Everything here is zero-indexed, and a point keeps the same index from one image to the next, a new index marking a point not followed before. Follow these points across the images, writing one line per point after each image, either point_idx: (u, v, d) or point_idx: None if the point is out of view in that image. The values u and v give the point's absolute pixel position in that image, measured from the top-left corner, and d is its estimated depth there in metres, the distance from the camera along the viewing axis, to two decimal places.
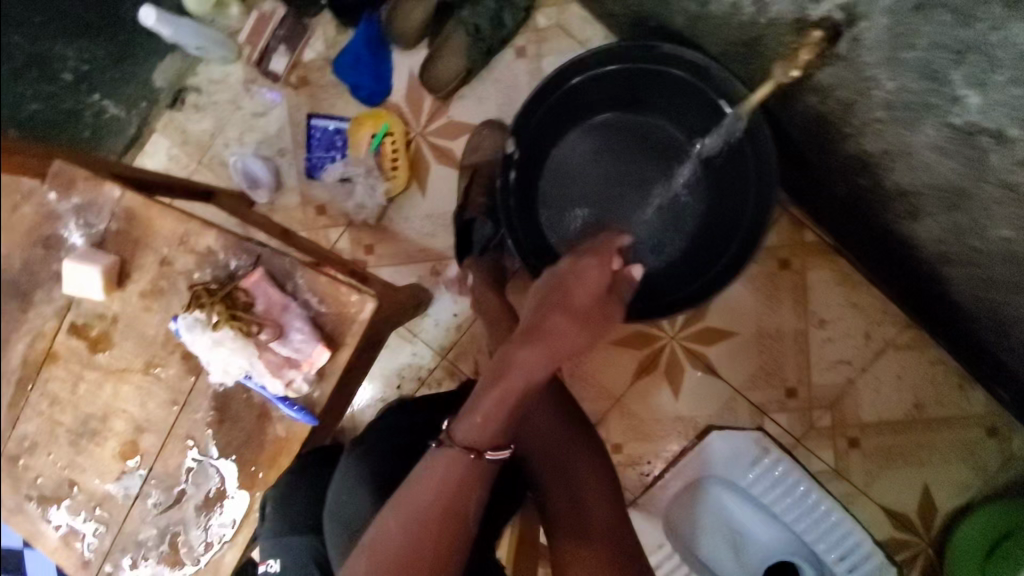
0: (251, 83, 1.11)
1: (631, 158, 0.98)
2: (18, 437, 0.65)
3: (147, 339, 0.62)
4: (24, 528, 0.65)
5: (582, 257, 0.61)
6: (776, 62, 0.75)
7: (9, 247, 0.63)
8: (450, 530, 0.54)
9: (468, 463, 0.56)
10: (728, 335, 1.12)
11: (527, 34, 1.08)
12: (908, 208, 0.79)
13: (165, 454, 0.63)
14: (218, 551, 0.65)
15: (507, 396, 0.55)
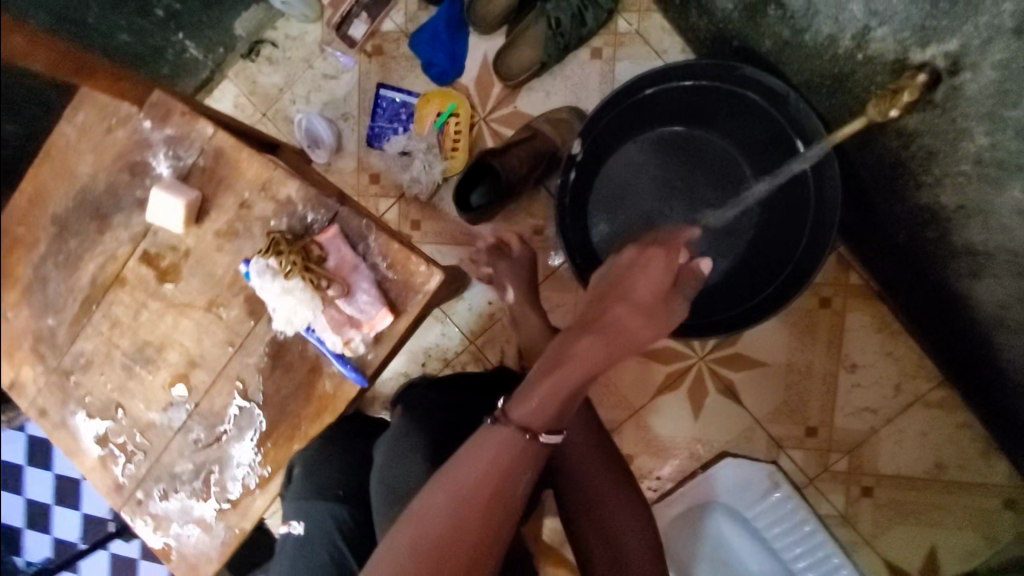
0: (326, 44, 1.11)
1: (689, 174, 0.97)
2: (73, 354, 0.67)
3: (214, 278, 0.64)
4: (65, 442, 0.67)
5: (648, 250, 0.64)
6: (865, 100, 0.74)
7: (97, 168, 0.65)
8: (500, 510, 0.54)
9: (525, 444, 0.56)
10: (757, 365, 1.10)
11: (606, 37, 1.06)
12: (971, 267, 0.78)
13: (213, 392, 0.65)
14: (249, 496, 0.66)
15: (566, 381, 0.56)
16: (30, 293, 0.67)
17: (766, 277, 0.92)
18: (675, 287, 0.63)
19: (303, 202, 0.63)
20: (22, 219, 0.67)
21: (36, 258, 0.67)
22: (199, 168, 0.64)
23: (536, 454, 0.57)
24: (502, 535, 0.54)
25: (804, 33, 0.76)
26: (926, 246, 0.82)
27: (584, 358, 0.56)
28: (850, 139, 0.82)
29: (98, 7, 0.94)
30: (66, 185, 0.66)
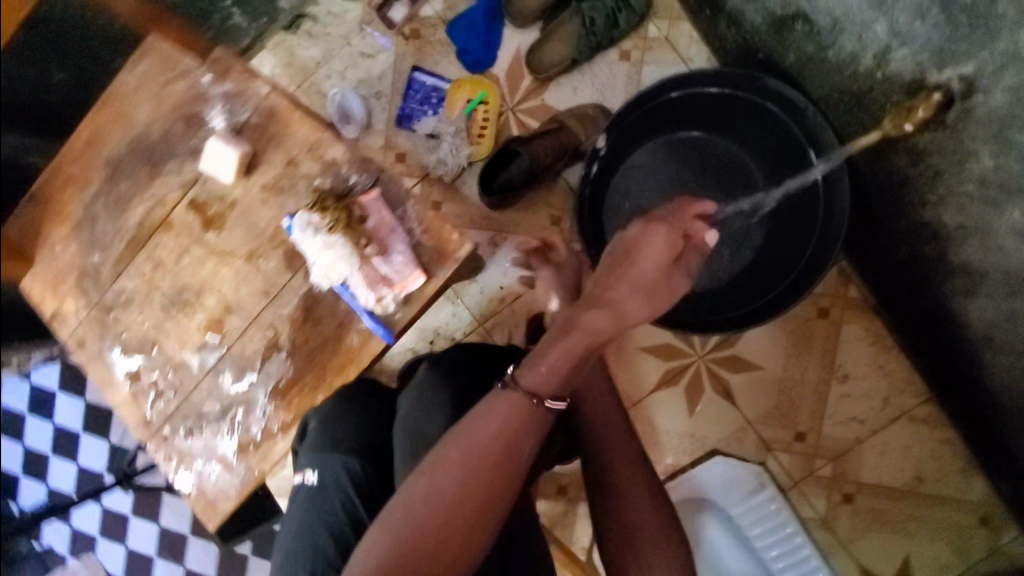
0: (364, 24, 1.15)
1: (703, 179, 1.01)
2: (116, 291, 0.73)
3: (256, 230, 0.70)
4: (101, 372, 0.73)
5: (651, 227, 0.67)
6: (882, 117, 0.79)
7: (153, 119, 0.72)
8: (506, 472, 0.56)
9: (529, 411, 0.58)
10: (753, 368, 1.14)
11: (636, 40, 1.10)
12: (964, 286, 0.83)
13: (245, 337, 0.71)
14: (270, 440, 0.72)
15: (576, 348, 0.60)
16: (81, 230, 0.73)
17: (770, 282, 0.96)
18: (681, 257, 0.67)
19: (347, 166, 0.69)
20: (79, 161, 0.73)
21: (87, 198, 0.73)
22: (249, 127, 0.70)
23: (534, 423, 0.59)
24: (501, 505, 0.56)
25: (827, 49, 0.80)
26: (924, 262, 0.86)
27: (591, 327, 0.61)
28: (864, 151, 0.86)
29: None
30: (123, 131, 0.72)
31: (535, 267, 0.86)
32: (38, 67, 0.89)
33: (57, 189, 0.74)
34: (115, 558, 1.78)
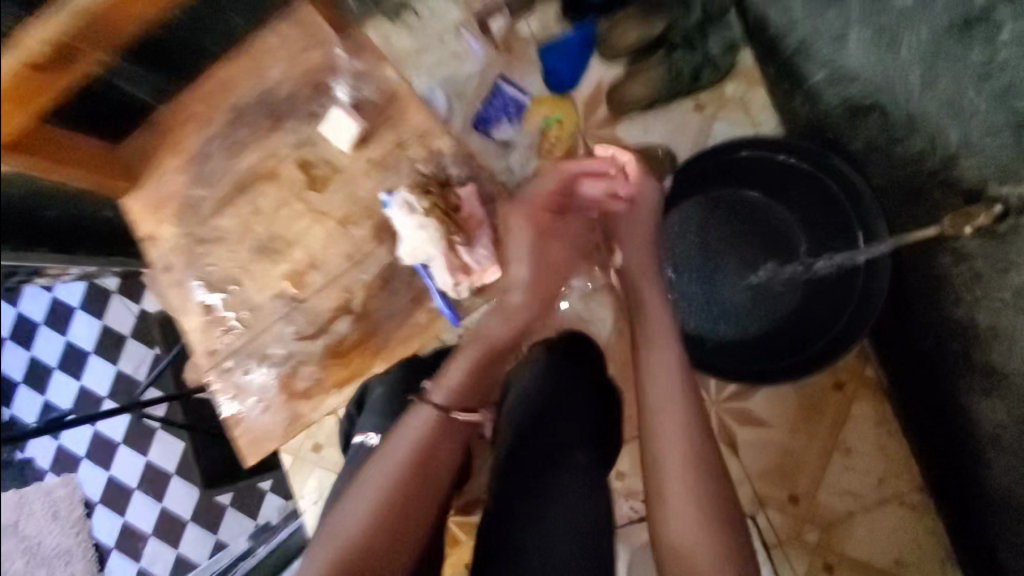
0: (461, 27, 1.21)
1: (749, 242, 1.07)
2: (211, 226, 0.79)
3: (356, 198, 0.77)
4: (179, 298, 0.78)
5: (508, 208, 0.80)
6: (935, 212, 0.82)
7: (285, 80, 0.78)
8: (418, 473, 0.67)
9: (438, 422, 0.70)
10: (763, 426, 1.17)
11: (712, 96, 1.16)
12: (983, 386, 0.86)
13: (321, 294, 0.78)
14: (323, 394, 0.80)
15: (475, 357, 0.75)
16: (191, 164, 0.79)
17: (798, 348, 1.01)
18: (636, 207, 0.85)
19: (449, 157, 0.78)
20: (205, 100, 0.79)
21: (204, 136, 0.78)
22: (371, 105, 0.78)
23: (447, 433, 0.70)
24: (427, 492, 0.68)
25: (898, 143, 0.85)
26: (951, 356, 0.91)
27: (492, 335, 0.76)
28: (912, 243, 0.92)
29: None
30: (252, 82, 0.78)
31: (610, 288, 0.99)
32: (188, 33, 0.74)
33: (175, 121, 0.79)
34: (96, 482, 1.86)
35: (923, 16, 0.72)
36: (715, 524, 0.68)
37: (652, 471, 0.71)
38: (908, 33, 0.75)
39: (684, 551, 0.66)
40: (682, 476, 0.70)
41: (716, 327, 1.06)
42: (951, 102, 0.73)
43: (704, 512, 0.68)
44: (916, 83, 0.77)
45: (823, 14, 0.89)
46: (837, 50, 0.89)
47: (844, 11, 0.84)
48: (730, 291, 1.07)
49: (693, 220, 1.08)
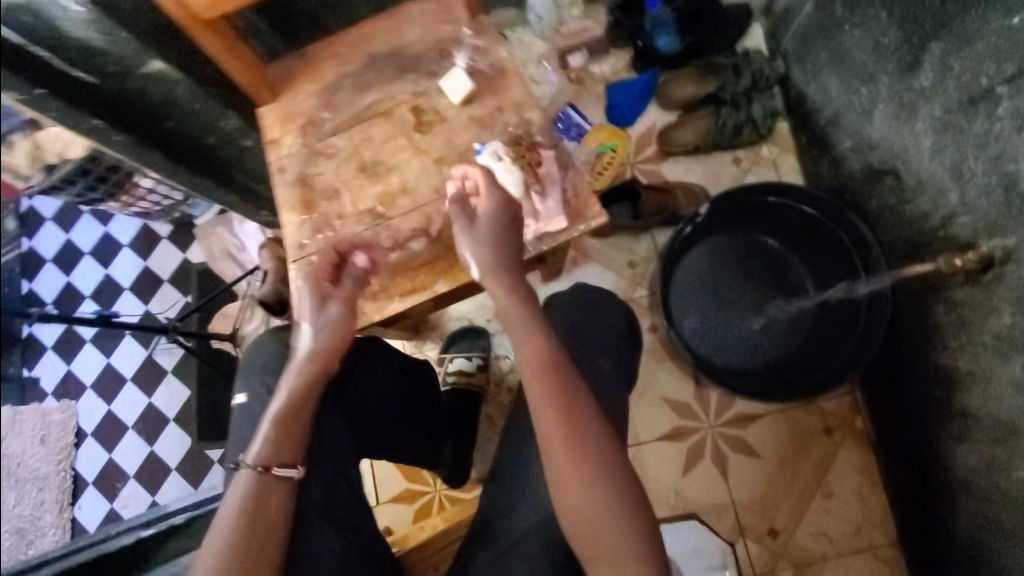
0: (544, 58, 1.40)
1: (761, 278, 1.21)
2: (328, 145, 0.94)
3: (452, 144, 0.91)
4: (285, 198, 0.92)
5: (310, 292, 0.83)
6: (940, 253, 0.94)
7: (420, 45, 0.95)
8: (257, 534, 0.67)
9: (256, 478, 0.70)
10: (753, 454, 1.20)
11: (749, 152, 1.33)
12: (959, 430, 0.94)
13: (406, 217, 0.90)
14: (386, 299, 0.89)
15: (289, 409, 0.74)
16: (325, 92, 0.96)
17: (799, 377, 1.13)
18: (480, 218, 0.80)
19: (538, 126, 0.90)
20: (349, 47, 0.96)
21: (340, 73, 0.96)
22: (482, 74, 0.92)
23: (268, 486, 0.70)
24: (275, 533, 0.69)
25: (906, 203, 1.00)
26: (933, 403, 1.00)
27: (298, 378, 0.76)
28: (909, 284, 1.03)
29: None
30: (388, 40, 0.96)
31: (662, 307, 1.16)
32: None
33: (320, 59, 0.96)
34: (91, 414, 1.87)
35: (939, 95, 0.88)
36: (599, 481, 0.64)
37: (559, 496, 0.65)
38: (925, 110, 0.91)
39: (575, 510, 0.64)
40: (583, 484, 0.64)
41: (726, 349, 1.19)
42: (954, 167, 0.88)
43: (595, 473, 0.65)
44: (927, 150, 0.92)
45: (857, 90, 1.06)
46: (865, 122, 1.06)
47: (874, 91, 1.01)
48: (741, 319, 1.20)
49: (711, 254, 1.23)
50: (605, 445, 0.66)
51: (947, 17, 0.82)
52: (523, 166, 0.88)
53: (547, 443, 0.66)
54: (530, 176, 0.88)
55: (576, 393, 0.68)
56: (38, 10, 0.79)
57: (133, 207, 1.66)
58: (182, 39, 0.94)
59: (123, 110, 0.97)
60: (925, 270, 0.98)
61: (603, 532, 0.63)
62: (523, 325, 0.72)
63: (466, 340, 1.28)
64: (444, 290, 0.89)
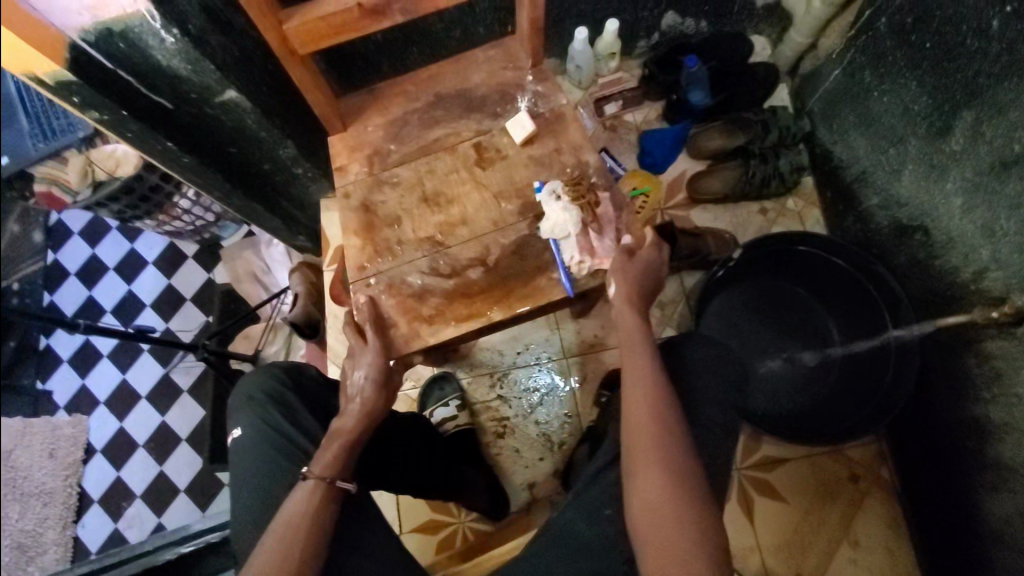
0: (580, 105, 1.47)
1: (789, 322, 1.24)
2: (393, 177, 0.99)
3: (511, 180, 0.96)
4: (348, 224, 0.97)
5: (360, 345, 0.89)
6: (976, 306, 0.97)
7: (485, 90, 1.02)
8: (314, 531, 0.73)
9: (323, 489, 0.76)
10: (779, 498, 1.21)
11: (775, 204, 1.39)
12: (994, 480, 0.97)
13: (464, 246, 0.94)
14: (443, 324, 0.92)
15: (342, 436, 0.80)
16: (391, 126, 1.02)
17: (828, 424, 1.15)
18: (636, 256, 0.88)
19: (594, 168, 0.96)
20: (417, 87, 1.04)
21: (407, 107, 1.03)
22: (543, 117, 0.98)
23: (325, 496, 0.76)
24: (317, 540, 0.73)
25: (937, 258, 1.05)
26: (965, 454, 1.03)
27: (352, 414, 0.82)
28: (941, 335, 1.06)
29: (458, 26, 1.14)
30: (456, 84, 1.03)
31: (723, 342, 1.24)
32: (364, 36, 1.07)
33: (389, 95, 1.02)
34: (102, 431, 1.79)
35: (970, 159, 0.94)
36: (688, 502, 0.68)
37: (644, 512, 0.69)
38: (955, 172, 0.97)
39: (657, 528, 0.68)
40: (667, 499, 0.68)
41: (757, 394, 1.21)
42: (986, 227, 0.93)
43: (682, 496, 0.69)
44: (958, 209, 0.98)
45: (885, 151, 1.13)
46: (893, 180, 1.12)
47: (903, 152, 1.08)
48: (772, 364, 1.23)
49: (745, 297, 1.27)
50: (684, 471, 0.70)
51: (977, 88, 0.90)
52: (582, 206, 0.89)
53: (642, 456, 0.71)
54: (588, 216, 0.90)
55: (667, 404, 0.74)
56: (135, 40, 0.81)
57: (168, 224, 1.68)
58: (259, 70, 0.99)
59: (192, 135, 1.03)
60: (958, 321, 1.02)
61: (682, 549, 0.66)
62: (642, 344, 0.80)
63: (436, 390, 1.31)
64: (500, 318, 0.91)
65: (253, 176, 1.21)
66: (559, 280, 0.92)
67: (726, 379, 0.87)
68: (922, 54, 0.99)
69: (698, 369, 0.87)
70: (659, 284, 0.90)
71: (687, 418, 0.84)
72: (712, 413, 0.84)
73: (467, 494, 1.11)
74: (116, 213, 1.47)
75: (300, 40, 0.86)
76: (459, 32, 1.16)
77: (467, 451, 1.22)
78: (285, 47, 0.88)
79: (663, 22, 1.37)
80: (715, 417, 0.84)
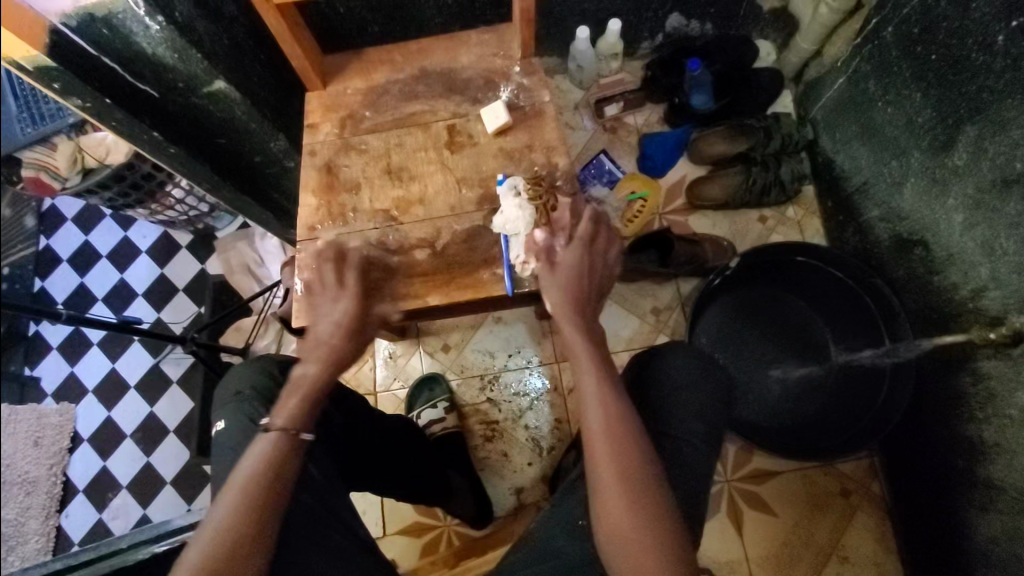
0: (579, 107, 1.45)
1: (780, 334, 1.23)
2: (361, 146, 0.93)
3: (481, 166, 0.92)
4: (322, 205, 0.91)
5: (331, 298, 0.79)
6: (975, 326, 0.96)
7: (469, 76, 0.97)
8: (274, 488, 0.68)
9: (285, 442, 0.70)
10: (768, 511, 1.19)
11: (775, 212, 1.37)
12: (983, 499, 0.96)
13: (441, 237, 0.89)
14: (378, 298, 0.87)
15: (302, 387, 0.74)
16: (371, 93, 0.97)
17: (821, 440, 1.14)
18: (560, 262, 0.77)
19: (563, 172, 0.91)
20: (405, 56, 0.98)
21: (391, 78, 0.97)
22: (521, 111, 0.94)
23: (287, 448, 0.70)
24: (274, 509, 0.68)
25: (935, 274, 1.03)
26: (957, 471, 1.01)
27: (312, 363, 0.75)
28: (935, 356, 1.05)
29: (446, 12, 1.09)
30: (442, 63, 0.98)
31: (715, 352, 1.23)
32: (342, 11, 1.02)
33: (367, 77, 0.97)
34: (89, 418, 1.75)
35: (973, 174, 0.92)
36: (651, 520, 0.68)
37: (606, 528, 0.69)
38: (957, 187, 0.95)
39: (620, 545, 0.68)
40: (629, 519, 0.68)
41: (747, 408, 1.19)
42: (986, 244, 0.92)
43: (646, 512, 0.68)
44: (959, 225, 0.96)
45: (888, 163, 1.11)
46: (895, 193, 1.10)
47: (907, 166, 1.06)
48: (766, 378, 1.21)
49: (740, 304, 1.25)
50: (649, 487, 0.69)
51: (982, 103, 0.88)
52: (538, 209, 0.85)
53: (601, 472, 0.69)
54: (542, 220, 0.85)
55: (629, 420, 0.71)
56: (117, 26, 0.80)
57: (160, 214, 1.65)
58: (251, 60, 1.00)
59: (178, 125, 1.00)
60: (954, 341, 1.00)
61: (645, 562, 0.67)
62: (591, 358, 0.73)
63: (425, 391, 1.29)
64: (435, 304, 0.87)
65: (242, 168, 1.18)
66: (501, 277, 0.88)
67: (705, 387, 0.87)
68: (927, 65, 0.97)
69: (681, 382, 0.87)
70: (601, 287, 0.79)
71: (671, 429, 0.84)
72: (690, 426, 0.85)
73: (453, 499, 1.09)
74: (106, 201, 1.45)
75: None
76: (448, 19, 1.11)
77: (456, 456, 1.21)
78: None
79: (667, 23, 1.35)
80: (693, 429, 0.85)
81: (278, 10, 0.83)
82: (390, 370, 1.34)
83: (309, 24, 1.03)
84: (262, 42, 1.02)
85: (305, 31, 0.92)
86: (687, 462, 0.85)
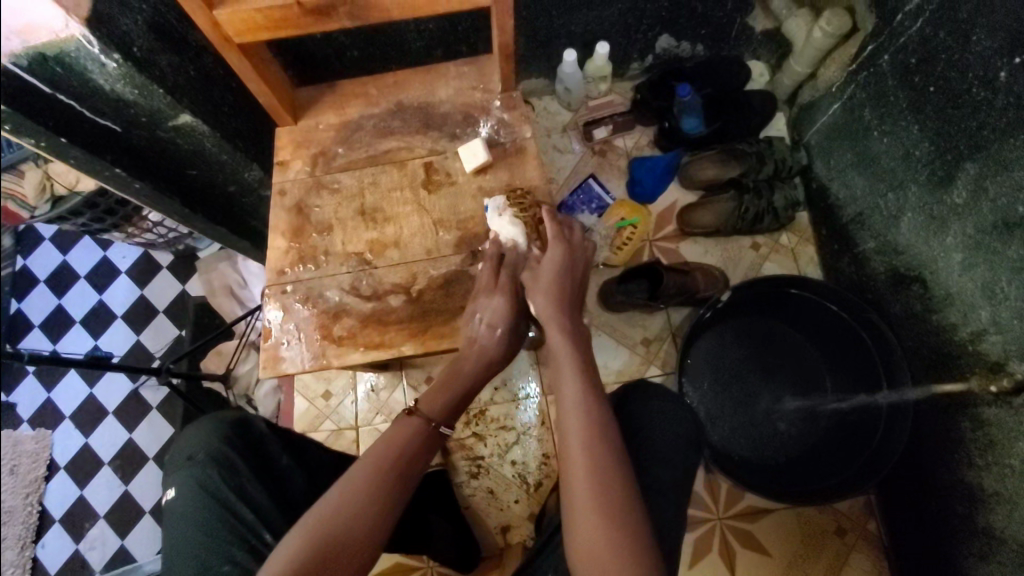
0: (567, 129, 1.41)
1: (776, 368, 1.19)
2: (334, 184, 0.89)
3: (460, 205, 0.88)
4: (292, 247, 0.87)
5: (485, 299, 0.81)
6: (975, 375, 0.92)
7: (447, 111, 0.93)
8: (408, 467, 0.71)
9: (427, 432, 0.74)
10: (762, 551, 1.15)
11: (768, 239, 1.34)
12: (982, 550, 0.92)
13: (416, 281, 0.85)
14: (350, 348, 0.83)
15: (451, 376, 0.79)
16: (345, 128, 0.92)
17: (819, 479, 1.10)
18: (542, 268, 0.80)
19: None
20: (380, 90, 0.94)
21: (365, 113, 0.93)
22: (502, 147, 0.90)
23: (427, 436, 0.74)
24: (401, 496, 0.68)
25: (934, 312, 0.99)
26: (954, 518, 0.98)
27: (473, 358, 0.79)
28: (936, 400, 1.01)
29: (425, 40, 1.05)
30: (419, 96, 0.93)
31: (706, 387, 1.19)
32: (315, 42, 0.98)
33: (340, 112, 0.93)
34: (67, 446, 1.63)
35: (973, 213, 0.89)
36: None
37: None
38: (956, 225, 0.92)
39: None
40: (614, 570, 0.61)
41: (740, 446, 1.15)
42: (986, 287, 0.88)
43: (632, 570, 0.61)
44: (957, 266, 0.93)
45: (884, 195, 1.07)
46: (890, 226, 1.07)
47: (903, 198, 1.02)
48: (766, 411, 1.17)
49: (741, 330, 1.21)
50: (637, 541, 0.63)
51: (983, 140, 0.84)
52: (527, 223, 0.84)
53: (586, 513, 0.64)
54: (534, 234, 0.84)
55: (612, 450, 0.68)
56: (72, 63, 0.75)
57: (137, 237, 1.60)
58: (219, 91, 0.96)
59: (144, 157, 0.95)
60: (956, 389, 0.96)
61: None
62: (574, 357, 0.74)
63: None
64: (410, 354, 0.82)
65: (215, 196, 1.14)
66: None
67: (679, 438, 0.86)
68: (925, 98, 0.93)
69: (657, 430, 0.86)
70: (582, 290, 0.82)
71: (646, 476, 0.84)
72: (666, 478, 0.84)
73: (432, 548, 1.05)
74: (80, 228, 1.39)
75: (235, 29, 0.74)
76: (427, 46, 1.07)
77: (442, 500, 1.16)
78: (218, 34, 0.76)
79: (657, 45, 1.31)
80: (668, 481, 0.84)
81: (240, 49, 0.79)
82: (371, 404, 1.29)
83: (281, 55, 0.99)
84: (232, 72, 0.98)
85: (273, 65, 0.88)
86: (669, 519, 0.82)
